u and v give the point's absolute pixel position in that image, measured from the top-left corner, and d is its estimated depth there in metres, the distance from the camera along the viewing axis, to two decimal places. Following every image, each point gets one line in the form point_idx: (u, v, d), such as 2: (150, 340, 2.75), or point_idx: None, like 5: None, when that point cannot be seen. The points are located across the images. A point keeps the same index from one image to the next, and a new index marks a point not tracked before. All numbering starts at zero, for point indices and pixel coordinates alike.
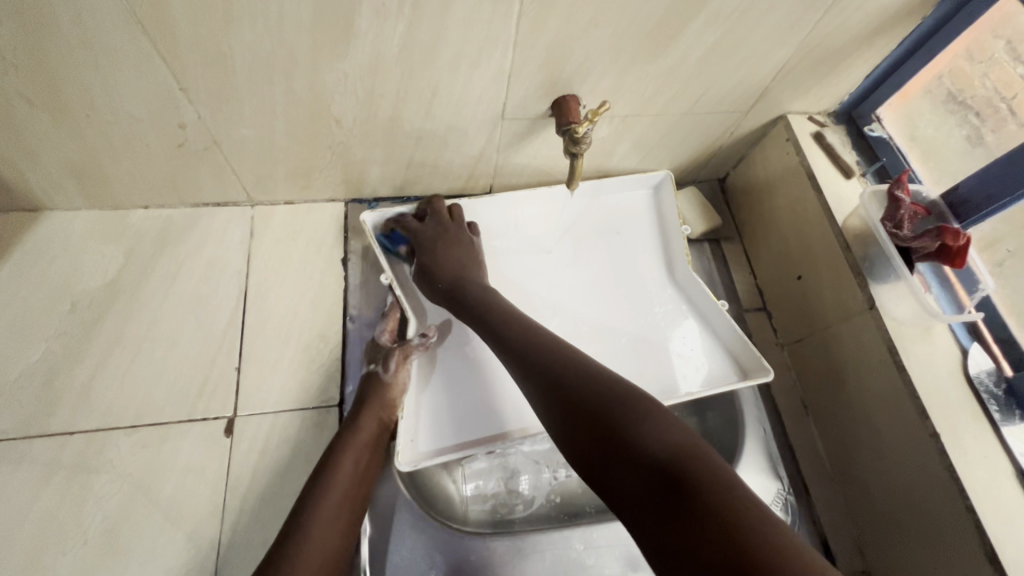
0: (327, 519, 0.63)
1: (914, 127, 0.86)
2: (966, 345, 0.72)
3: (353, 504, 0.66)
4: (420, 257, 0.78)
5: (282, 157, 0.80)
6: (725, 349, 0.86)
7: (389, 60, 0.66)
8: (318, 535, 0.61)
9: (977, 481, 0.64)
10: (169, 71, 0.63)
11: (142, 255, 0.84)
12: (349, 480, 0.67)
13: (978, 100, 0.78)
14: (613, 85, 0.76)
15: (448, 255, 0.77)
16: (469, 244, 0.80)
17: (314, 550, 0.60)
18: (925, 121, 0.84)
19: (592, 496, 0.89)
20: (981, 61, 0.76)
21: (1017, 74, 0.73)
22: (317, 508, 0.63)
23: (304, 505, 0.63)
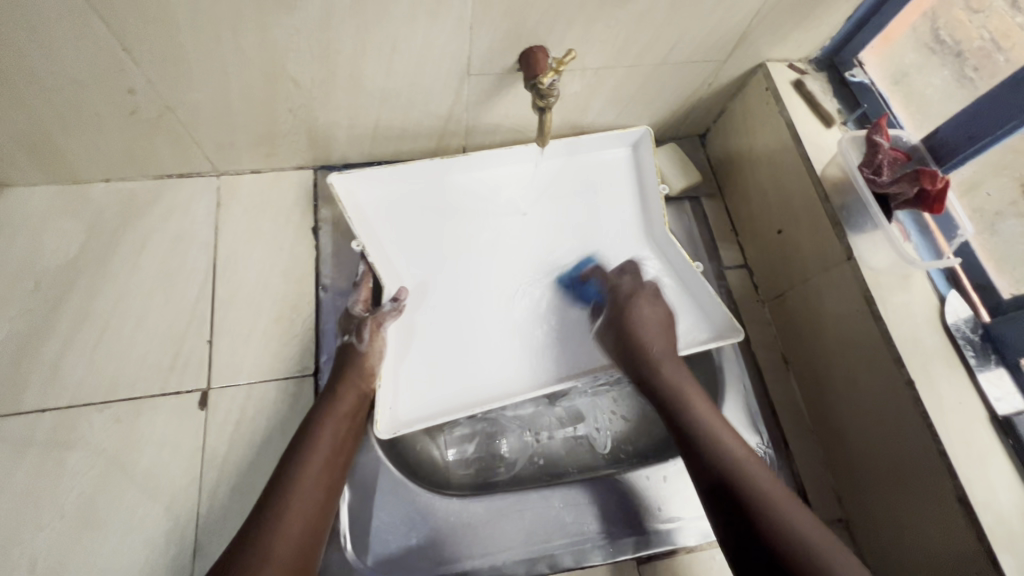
0: (307, 487, 0.63)
1: (903, 71, 0.83)
2: (944, 292, 0.71)
3: (334, 473, 0.66)
4: (610, 315, 0.81)
5: (242, 123, 0.78)
6: (698, 311, 0.84)
7: (341, 13, 0.63)
8: (297, 505, 0.61)
9: (951, 427, 0.64)
10: (109, 29, 0.60)
11: (107, 229, 0.81)
12: (329, 449, 0.66)
13: (975, 52, 0.76)
14: (581, 35, 0.73)
15: (638, 318, 0.78)
16: (656, 310, 0.80)
17: (295, 519, 0.60)
18: (914, 63, 0.82)
19: (575, 458, 0.90)
20: (978, 11, 0.74)
21: (1016, 23, 0.71)
22: (295, 478, 0.63)
23: (282, 476, 0.63)
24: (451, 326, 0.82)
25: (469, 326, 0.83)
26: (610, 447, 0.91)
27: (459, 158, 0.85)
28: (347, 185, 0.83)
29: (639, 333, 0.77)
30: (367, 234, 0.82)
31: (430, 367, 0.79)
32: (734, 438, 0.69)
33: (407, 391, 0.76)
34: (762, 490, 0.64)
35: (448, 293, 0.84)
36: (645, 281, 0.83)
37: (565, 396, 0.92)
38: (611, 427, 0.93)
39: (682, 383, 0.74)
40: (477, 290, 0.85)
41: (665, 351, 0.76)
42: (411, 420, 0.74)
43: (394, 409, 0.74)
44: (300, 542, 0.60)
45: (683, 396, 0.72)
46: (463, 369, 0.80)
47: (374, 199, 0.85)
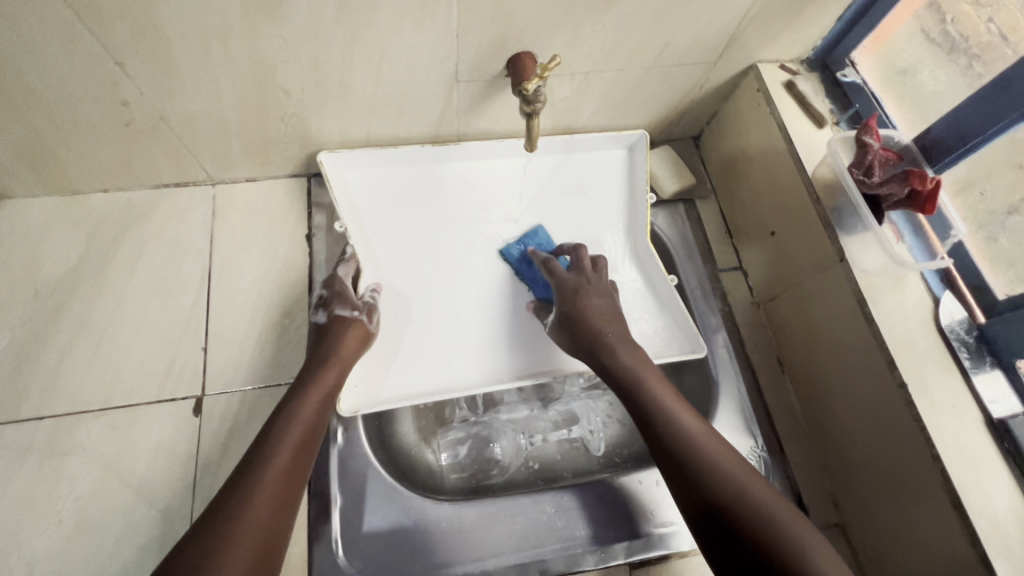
0: (273, 477, 0.61)
1: (891, 58, 0.83)
2: (938, 293, 0.70)
3: (302, 463, 0.64)
4: (561, 308, 0.78)
5: (235, 132, 0.79)
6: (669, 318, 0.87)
7: (328, 23, 0.64)
8: (261, 494, 0.59)
9: (945, 430, 0.63)
10: (101, 43, 0.61)
11: (104, 239, 0.83)
12: (298, 439, 0.65)
13: (983, 45, 0.72)
14: (568, 40, 0.73)
15: (588, 307, 0.77)
16: (611, 297, 0.79)
17: (259, 508, 0.58)
18: (907, 53, 0.81)
19: (570, 462, 0.91)
20: (986, 4, 0.71)
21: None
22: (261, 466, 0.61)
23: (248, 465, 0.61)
24: (418, 313, 0.86)
25: (438, 317, 0.86)
26: (605, 451, 0.92)
27: (449, 152, 0.88)
28: (337, 164, 0.86)
29: (591, 321, 0.75)
30: (349, 214, 0.85)
31: (397, 351, 0.83)
32: (693, 416, 0.66)
33: (372, 372, 0.81)
34: (713, 464, 0.61)
35: (419, 282, 0.88)
36: (589, 273, 0.81)
37: (558, 399, 0.94)
38: (606, 430, 0.93)
39: (636, 366, 0.71)
40: (447, 281, 0.88)
41: (619, 334, 0.75)
42: (372, 402, 0.78)
43: (356, 389, 0.78)
44: (264, 533, 0.58)
45: (640, 381, 0.70)
46: (426, 357, 0.84)
47: (361, 182, 0.88)
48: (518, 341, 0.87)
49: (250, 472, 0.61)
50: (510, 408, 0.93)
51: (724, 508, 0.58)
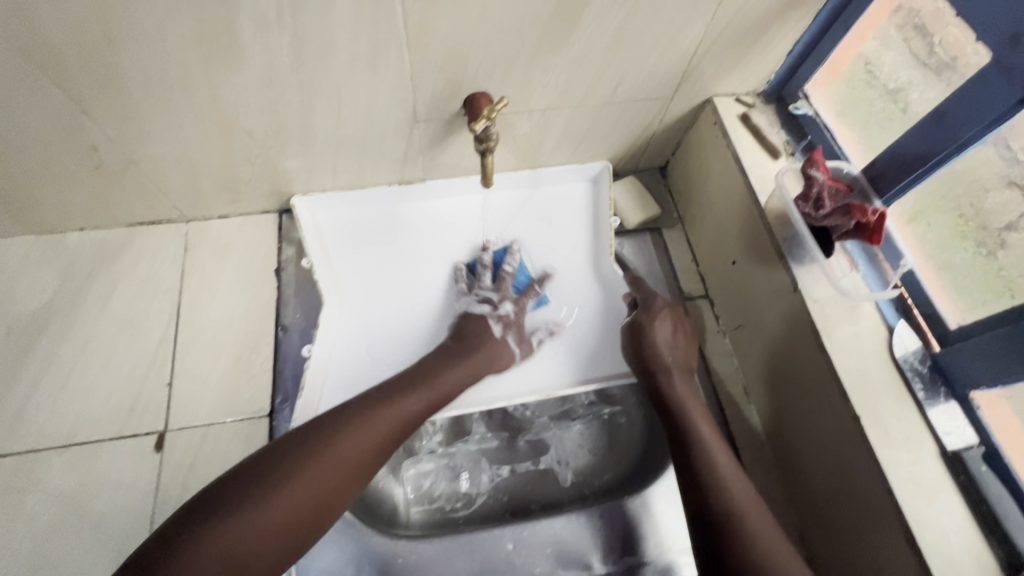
0: (334, 465, 0.61)
1: (871, 73, 0.78)
2: (892, 323, 0.70)
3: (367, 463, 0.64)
4: (636, 313, 0.80)
5: (204, 172, 0.81)
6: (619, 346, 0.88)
7: (284, 71, 0.66)
8: (311, 473, 0.59)
9: (898, 462, 0.62)
10: (66, 93, 0.64)
11: (78, 276, 0.85)
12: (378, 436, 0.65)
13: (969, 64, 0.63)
14: (521, 80, 0.76)
15: (673, 332, 0.77)
16: (688, 329, 0.79)
17: (304, 486, 0.58)
18: (890, 71, 0.75)
19: (539, 493, 0.90)
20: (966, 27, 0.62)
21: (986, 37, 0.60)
22: (325, 446, 0.61)
23: (318, 438, 0.62)
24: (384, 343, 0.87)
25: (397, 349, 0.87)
26: (574, 481, 0.91)
27: (416, 187, 0.92)
28: (309, 206, 0.90)
29: (653, 341, 0.76)
30: (317, 250, 0.88)
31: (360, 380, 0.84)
32: (727, 453, 0.67)
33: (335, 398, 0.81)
34: (732, 496, 0.62)
35: (385, 316, 0.89)
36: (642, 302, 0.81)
37: (527, 430, 0.93)
38: (575, 459, 0.92)
39: (688, 396, 0.72)
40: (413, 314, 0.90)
41: (678, 361, 0.75)
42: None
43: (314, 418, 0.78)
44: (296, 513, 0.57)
45: (687, 411, 0.70)
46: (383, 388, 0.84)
47: (333, 222, 0.92)
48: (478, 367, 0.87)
49: (315, 447, 0.61)
50: (479, 439, 0.92)
51: (725, 531, 0.60)
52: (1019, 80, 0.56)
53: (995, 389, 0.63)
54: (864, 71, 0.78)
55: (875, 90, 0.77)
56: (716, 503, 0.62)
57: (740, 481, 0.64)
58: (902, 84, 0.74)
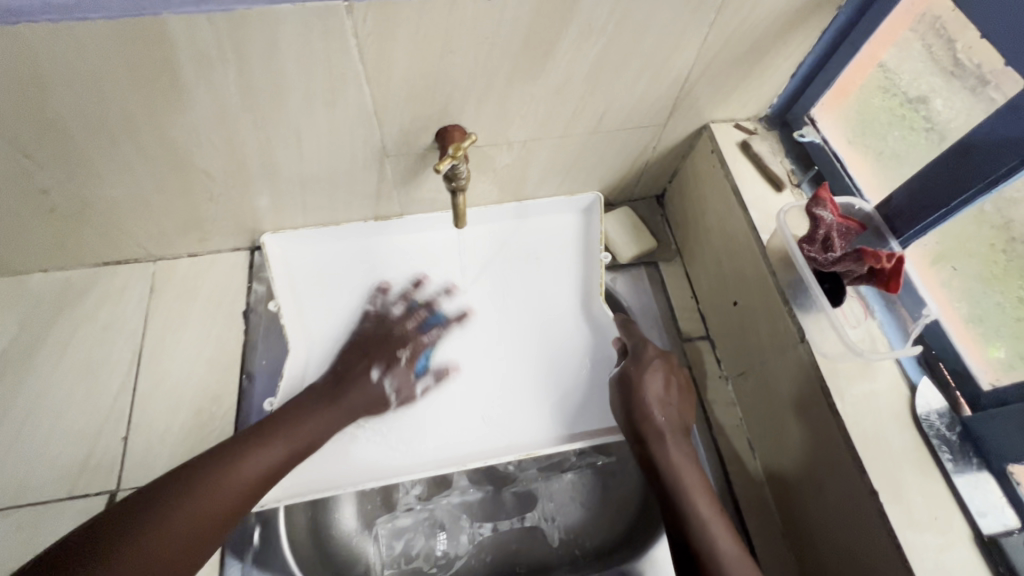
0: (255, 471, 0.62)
1: (889, 80, 0.69)
2: (915, 380, 0.62)
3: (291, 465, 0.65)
4: (625, 366, 0.72)
5: (164, 212, 0.77)
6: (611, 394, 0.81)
7: (235, 109, 0.62)
8: (236, 478, 0.60)
9: (924, 549, 0.54)
10: (3, 139, 0.60)
11: (37, 322, 0.81)
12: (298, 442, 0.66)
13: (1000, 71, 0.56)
14: (496, 111, 0.70)
15: (665, 388, 0.69)
16: (684, 382, 0.71)
17: (228, 490, 0.59)
18: (910, 79, 0.66)
19: (524, 554, 0.82)
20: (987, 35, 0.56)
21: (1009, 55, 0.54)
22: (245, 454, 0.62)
23: (240, 445, 0.63)
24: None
25: None
26: (562, 539, 0.83)
27: (393, 222, 0.86)
28: (282, 246, 0.85)
29: (643, 399, 0.67)
30: (287, 292, 0.83)
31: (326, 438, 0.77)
32: (732, 536, 0.58)
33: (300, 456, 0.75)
34: None
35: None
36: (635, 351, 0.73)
37: (514, 481, 0.86)
38: (564, 515, 0.84)
39: (683, 465, 0.63)
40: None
41: (673, 422, 0.66)
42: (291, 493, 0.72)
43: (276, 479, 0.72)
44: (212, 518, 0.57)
45: (684, 487, 0.61)
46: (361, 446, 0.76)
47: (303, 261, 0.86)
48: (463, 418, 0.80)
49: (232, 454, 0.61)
50: (461, 492, 0.85)
51: None
52: None
53: None
54: (880, 77, 0.70)
55: (891, 100, 0.69)
56: None
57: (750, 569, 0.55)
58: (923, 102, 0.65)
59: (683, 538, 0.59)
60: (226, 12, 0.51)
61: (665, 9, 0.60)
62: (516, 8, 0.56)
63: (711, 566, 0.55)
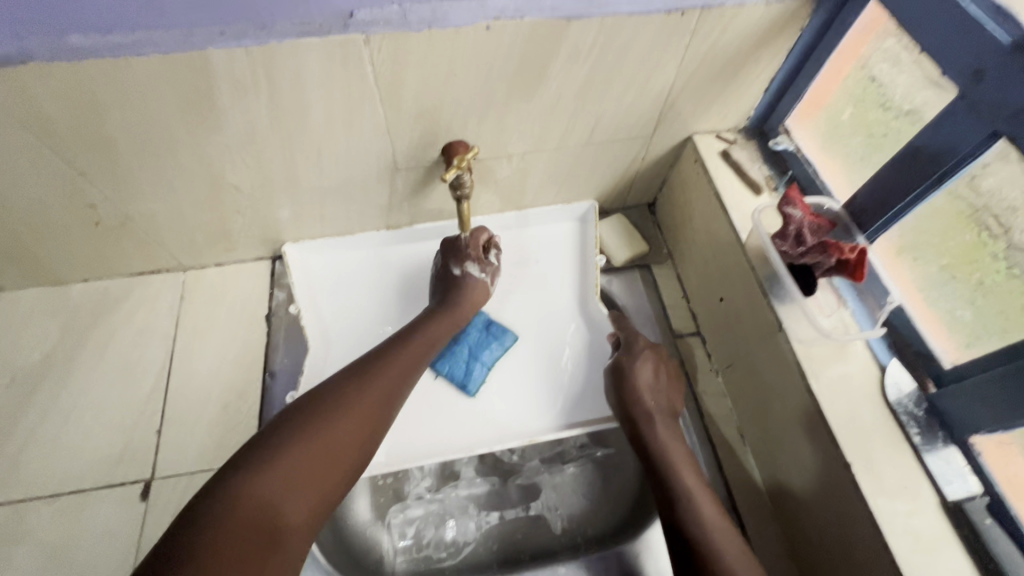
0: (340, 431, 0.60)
1: (857, 93, 0.75)
2: (885, 361, 0.67)
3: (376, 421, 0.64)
4: (617, 356, 0.78)
5: (196, 224, 0.84)
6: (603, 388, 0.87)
7: (264, 129, 0.70)
8: (349, 411, 0.62)
9: (894, 514, 0.58)
10: (62, 159, 0.68)
11: (79, 327, 0.88)
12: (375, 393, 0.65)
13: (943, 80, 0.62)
14: (497, 127, 0.77)
15: (653, 376, 0.75)
16: (672, 371, 0.77)
17: (323, 445, 0.58)
18: (869, 90, 0.73)
19: (530, 542, 0.87)
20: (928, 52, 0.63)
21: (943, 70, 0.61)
22: (326, 415, 0.60)
23: (318, 409, 0.61)
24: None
25: None
26: (564, 527, 0.88)
27: (403, 231, 0.94)
28: (301, 256, 0.93)
29: (635, 386, 0.73)
30: (306, 297, 0.90)
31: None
32: (715, 507, 0.63)
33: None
34: (724, 555, 0.58)
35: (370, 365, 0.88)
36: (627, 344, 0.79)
37: (519, 473, 0.91)
38: (566, 505, 0.89)
39: (670, 443, 0.69)
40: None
41: (660, 406, 0.72)
42: None
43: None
44: (315, 471, 0.56)
45: (671, 461, 0.67)
46: None
47: (321, 268, 0.94)
48: (467, 411, 0.86)
49: (314, 418, 0.59)
50: (469, 483, 0.90)
51: None
52: (987, 113, 0.54)
53: (996, 434, 0.59)
54: (877, 93, 0.72)
55: (889, 113, 0.70)
56: (707, 562, 0.58)
57: (731, 536, 0.60)
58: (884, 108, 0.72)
59: (669, 509, 0.64)
60: (261, 45, 0.59)
61: (644, 33, 0.67)
62: (511, 36, 0.64)
63: (695, 532, 0.60)
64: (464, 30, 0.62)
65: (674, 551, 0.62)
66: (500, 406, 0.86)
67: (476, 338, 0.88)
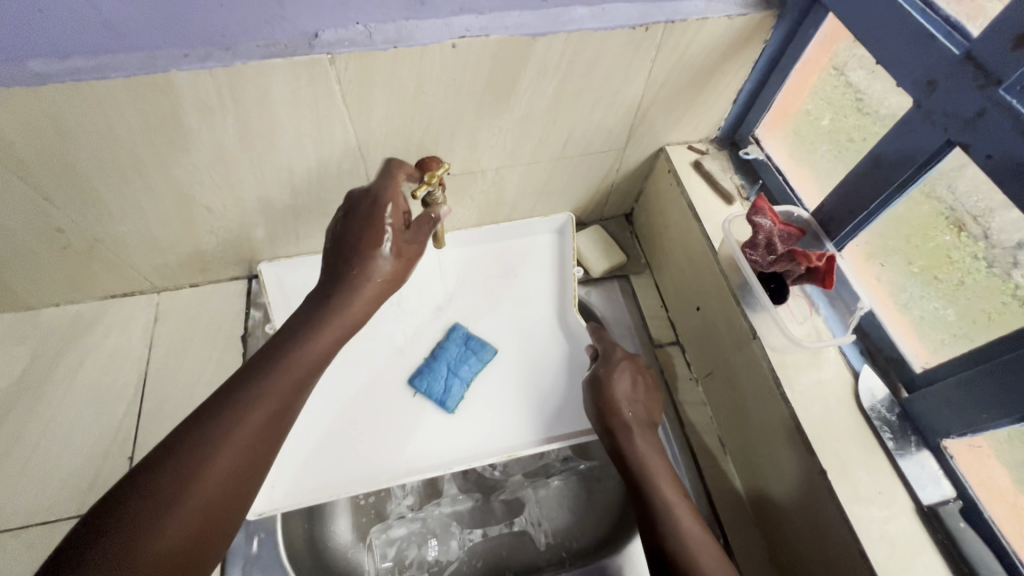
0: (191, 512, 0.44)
1: (822, 102, 0.77)
2: (858, 367, 0.68)
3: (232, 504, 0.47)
4: (596, 367, 0.78)
5: (168, 245, 0.83)
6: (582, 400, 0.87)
7: (234, 150, 0.69)
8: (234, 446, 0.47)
9: (870, 520, 0.59)
10: (26, 183, 0.67)
11: (49, 352, 0.87)
12: (236, 461, 0.47)
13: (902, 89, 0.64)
14: (469, 142, 0.77)
15: (631, 388, 0.74)
16: (650, 381, 0.77)
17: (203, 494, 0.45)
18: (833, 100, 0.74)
19: (514, 558, 0.85)
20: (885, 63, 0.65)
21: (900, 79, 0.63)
22: (169, 498, 0.44)
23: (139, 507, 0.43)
24: (345, 413, 0.84)
25: (357, 413, 0.84)
26: (549, 543, 0.86)
27: None
28: (277, 274, 0.91)
29: (613, 398, 0.73)
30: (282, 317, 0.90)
31: (318, 455, 0.81)
32: (694, 518, 0.62)
33: (293, 472, 0.79)
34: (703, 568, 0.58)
35: (346, 383, 0.86)
36: (606, 355, 0.79)
37: (502, 488, 0.90)
38: (550, 520, 0.88)
39: (649, 454, 0.68)
40: (378, 382, 0.87)
41: (638, 417, 0.72)
42: (288, 501, 0.77)
43: (269, 490, 0.77)
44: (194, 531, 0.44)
45: (649, 474, 0.66)
46: (353, 456, 0.81)
47: (298, 286, 0.92)
48: (446, 429, 0.85)
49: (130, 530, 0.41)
50: (452, 500, 0.89)
51: None
52: (941, 122, 0.55)
53: (966, 437, 0.60)
54: (850, 98, 0.73)
55: (866, 119, 0.70)
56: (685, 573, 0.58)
57: (711, 548, 0.60)
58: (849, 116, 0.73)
59: (649, 521, 0.63)
60: (225, 67, 0.59)
61: (610, 47, 0.68)
62: (478, 53, 0.64)
63: (674, 544, 0.60)
64: (430, 48, 0.62)
65: (654, 564, 0.61)
66: (480, 422, 0.86)
67: (455, 353, 0.88)
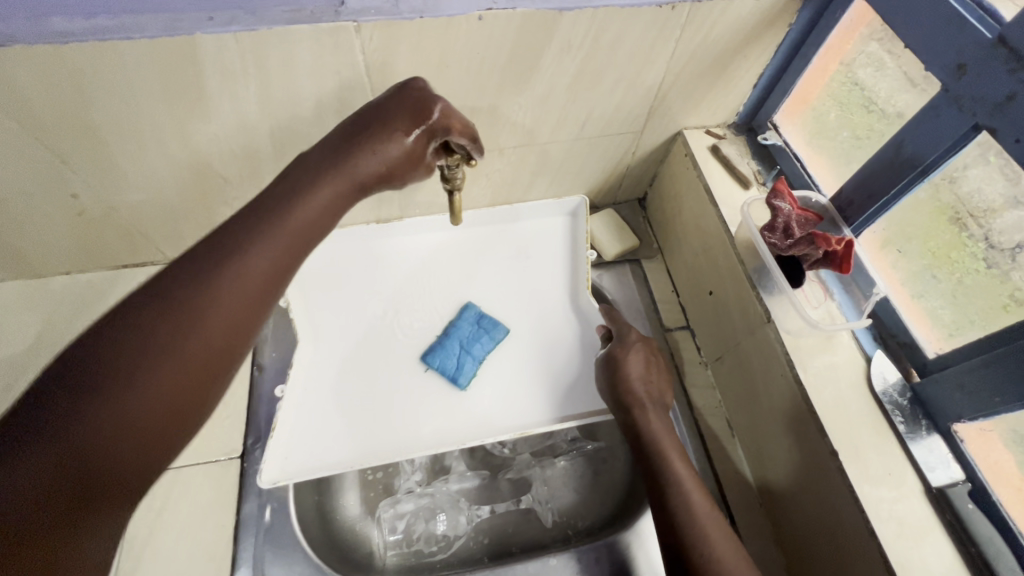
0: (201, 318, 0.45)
1: (843, 89, 0.76)
2: (870, 352, 0.69)
3: (228, 353, 0.47)
4: (610, 346, 0.79)
5: (183, 216, 0.83)
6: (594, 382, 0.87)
7: (254, 120, 0.69)
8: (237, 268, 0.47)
9: (879, 500, 0.60)
10: (44, 146, 0.66)
11: (61, 320, 0.87)
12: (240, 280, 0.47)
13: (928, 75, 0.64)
14: (489, 119, 0.77)
15: (644, 367, 0.75)
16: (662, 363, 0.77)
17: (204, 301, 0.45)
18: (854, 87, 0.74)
19: (521, 536, 0.86)
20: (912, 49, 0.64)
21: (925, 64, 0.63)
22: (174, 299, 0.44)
23: (127, 344, 0.41)
24: (358, 387, 0.85)
25: (370, 389, 0.85)
26: (556, 521, 0.87)
27: (395, 224, 0.92)
28: None
29: (627, 376, 0.74)
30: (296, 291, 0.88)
31: (332, 429, 0.81)
32: (703, 495, 0.63)
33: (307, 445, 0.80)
34: (709, 541, 0.59)
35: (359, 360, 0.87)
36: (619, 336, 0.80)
37: (510, 467, 0.91)
38: (557, 499, 0.89)
39: (662, 431, 0.69)
40: (390, 359, 0.87)
41: (651, 396, 0.72)
42: (300, 471, 0.77)
43: (283, 460, 0.77)
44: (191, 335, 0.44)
45: (661, 450, 0.67)
46: (365, 430, 0.82)
47: None
48: (459, 406, 0.85)
49: (124, 351, 0.41)
50: (460, 477, 0.90)
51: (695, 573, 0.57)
52: (968, 107, 0.56)
53: (976, 422, 0.61)
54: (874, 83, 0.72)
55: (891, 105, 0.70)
56: (692, 544, 0.59)
57: (719, 524, 0.61)
58: (871, 103, 0.73)
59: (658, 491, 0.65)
60: (250, 32, 0.58)
61: (636, 26, 0.67)
62: (504, 26, 0.64)
63: (682, 518, 0.61)
64: (457, 19, 0.62)
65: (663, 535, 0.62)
66: (492, 401, 0.86)
67: (468, 330, 0.88)
